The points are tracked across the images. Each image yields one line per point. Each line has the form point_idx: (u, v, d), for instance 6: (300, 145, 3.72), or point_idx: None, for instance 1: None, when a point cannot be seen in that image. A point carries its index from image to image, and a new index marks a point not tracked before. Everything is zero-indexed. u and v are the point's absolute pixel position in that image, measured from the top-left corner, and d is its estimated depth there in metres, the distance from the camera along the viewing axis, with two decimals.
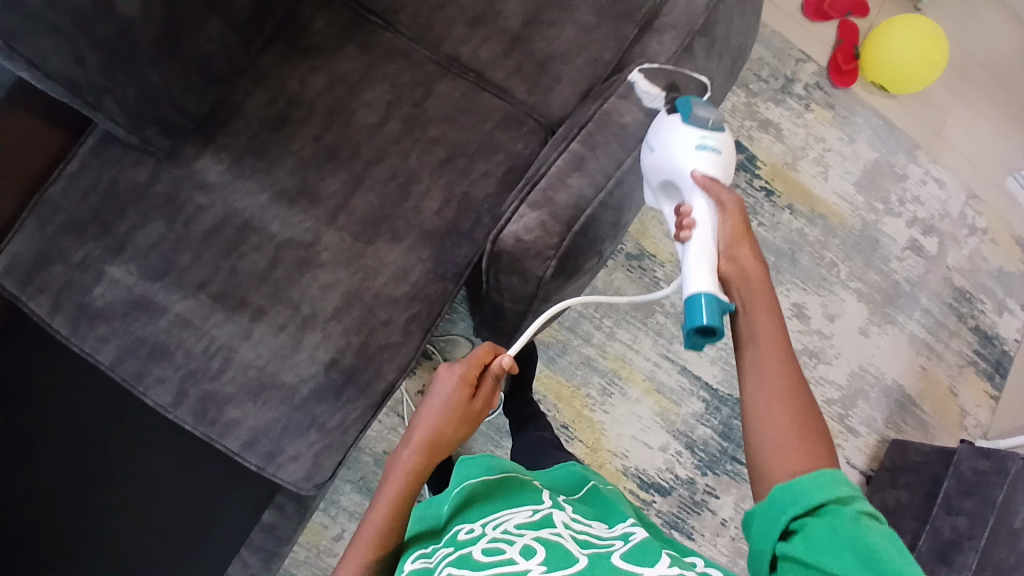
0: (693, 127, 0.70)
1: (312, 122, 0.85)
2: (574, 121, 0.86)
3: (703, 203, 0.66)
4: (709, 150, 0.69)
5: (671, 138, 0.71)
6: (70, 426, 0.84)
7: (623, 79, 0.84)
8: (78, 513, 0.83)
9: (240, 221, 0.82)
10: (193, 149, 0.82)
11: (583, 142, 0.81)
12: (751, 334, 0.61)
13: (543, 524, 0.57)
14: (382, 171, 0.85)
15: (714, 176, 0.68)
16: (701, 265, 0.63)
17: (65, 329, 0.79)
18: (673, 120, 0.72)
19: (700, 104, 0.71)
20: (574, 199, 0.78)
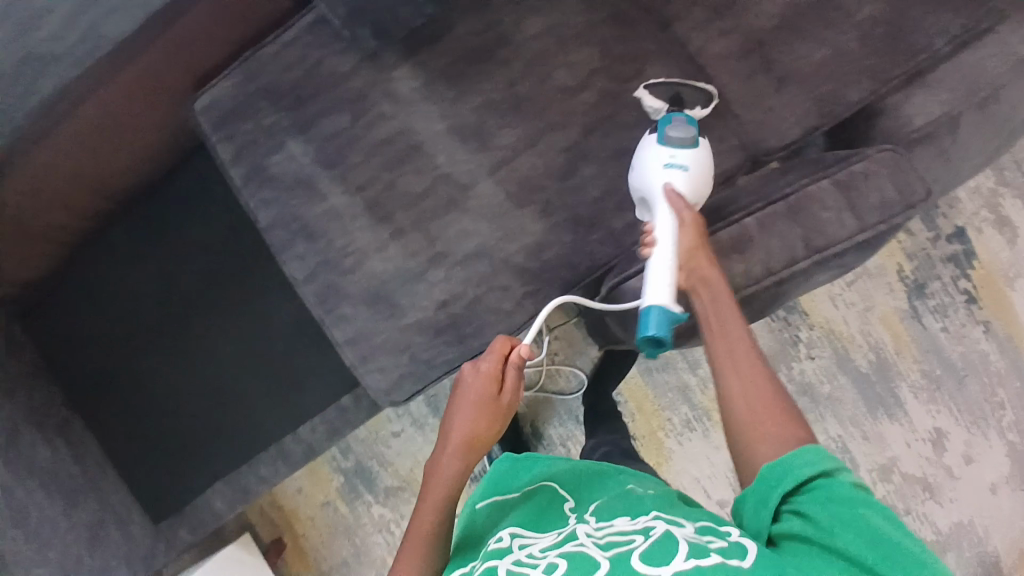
0: (665, 145, 0.69)
1: (511, 66, 0.82)
2: (773, 179, 0.71)
3: (663, 218, 0.65)
4: (679, 169, 0.68)
5: (648, 170, 0.69)
6: (215, 253, 0.96)
7: (855, 160, 0.67)
8: (201, 323, 0.97)
9: (411, 141, 0.83)
10: (394, 55, 0.83)
11: (785, 206, 0.65)
12: (713, 331, 0.60)
13: (567, 542, 0.55)
14: (559, 139, 0.81)
15: (690, 193, 0.68)
16: (656, 274, 0.61)
17: (240, 179, 0.86)
18: (648, 148, 0.71)
19: (674, 124, 0.70)
20: (747, 263, 0.64)
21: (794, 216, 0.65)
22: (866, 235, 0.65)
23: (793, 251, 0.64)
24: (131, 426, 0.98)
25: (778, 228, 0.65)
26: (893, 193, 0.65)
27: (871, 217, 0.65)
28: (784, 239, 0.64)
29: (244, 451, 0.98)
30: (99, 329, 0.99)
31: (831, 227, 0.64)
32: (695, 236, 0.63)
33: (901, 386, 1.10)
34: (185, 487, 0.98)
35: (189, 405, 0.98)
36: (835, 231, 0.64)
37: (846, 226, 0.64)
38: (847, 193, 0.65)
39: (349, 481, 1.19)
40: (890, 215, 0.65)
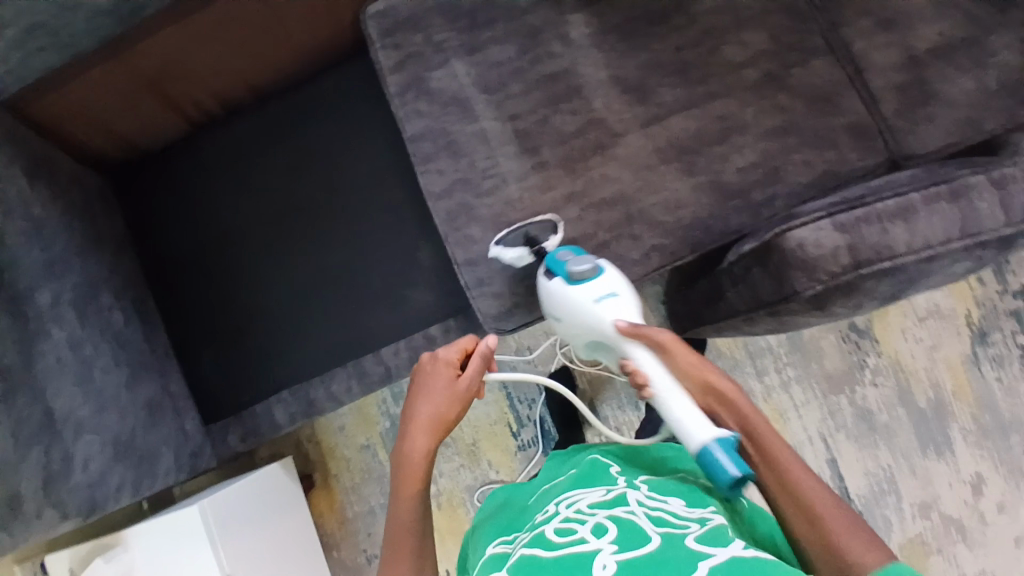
0: (580, 287, 0.76)
1: (682, 33, 0.86)
2: (925, 174, 0.74)
3: (643, 355, 0.70)
4: (609, 296, 0.75)
5: (573, 306, 0.76)
6: (342, 165, 0.99)
7: (1006, 165, 0.72)
8: (307, 227, 0.99)
9: (573, 83, 0.86)
10: (572, 4, 0.88)
11: (946, 190, 0.69)
12: (764, 453, 0.62)
13: (617, 505, 0.58)
14: (715, 108, 0.85)
15: (632, 314, 0.75)
16: (690, 414, 0.65)
17: (396, 87, 0.88)
18: (561, 288, 0.77)
19: (569, 260, 0.77)
20: (910, 232, 0.66)
21: (955, 200, 0.68)
22: (1011, 230, 0.67)
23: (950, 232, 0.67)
24: (217, 315, 0.99)
25: (938, 209, 0.68)
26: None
27: (1021, 216, 0.67)
28: (944, 219, 0.67)
29: (317, 364, 0.98)
30: (205, 215, 1.00)
31: (988, 217, 0.67)
32: (693, 356, 0.69)
33: (953, 426, 1.13)
34: (259, 386, 0.98)
35: (274, 304, 0.98)
36: (992, 222, 0.67)
37: (996, 217, 0.67)
38: (1007, 189, 0.68)
39: (393, 427, 1.18)
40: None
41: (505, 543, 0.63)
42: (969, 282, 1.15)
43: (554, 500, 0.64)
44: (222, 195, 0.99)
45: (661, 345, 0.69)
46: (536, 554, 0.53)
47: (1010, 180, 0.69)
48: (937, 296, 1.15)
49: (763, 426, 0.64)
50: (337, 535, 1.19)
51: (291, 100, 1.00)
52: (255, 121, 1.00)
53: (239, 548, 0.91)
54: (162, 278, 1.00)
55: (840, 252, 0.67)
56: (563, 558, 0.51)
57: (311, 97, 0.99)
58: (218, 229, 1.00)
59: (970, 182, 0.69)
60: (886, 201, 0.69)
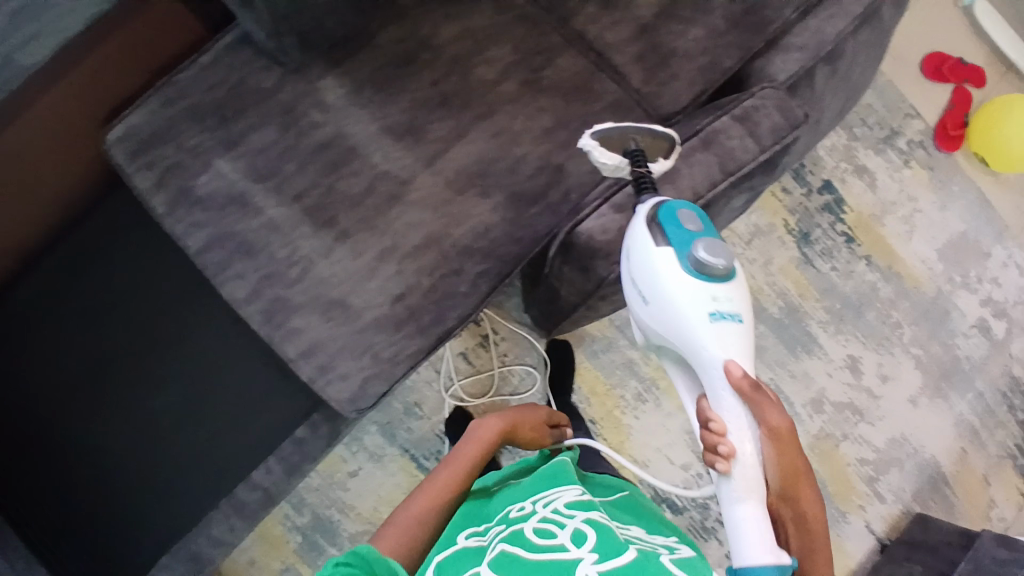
0: (699, 279, 0.65)
1: (434, 66, 0.87)
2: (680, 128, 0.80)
3: (742, 421, 0.63)
4: (727, 318, 0.65)
5: (675, 300, 0.65)
6: (147, 299, 0.93)
7: (746, 98, 0.77)
8: (128, 375, 0.91)
9: (346, 144, 0.84)
10: (318, 68, 0.85)
11: (698, 138, 0.74)
12: (803, 563, 0.61)
13: (592, 512, 0.62)
14: (488, 127, 0.87)
15: (741, 355, 0.65)
16: (753, 525, 0.61)
17: (164, 206, 0.82)
18: (661, 264, 0.66)
19: (695, 237, 0.65)
20: (679, 190, 0.72)
21: (708, 145, 0.73)
22: (766, 155, 0.74)
23: (714, 175, 0.73)
24: (60, 503, 0.88)
25: (696, 158, 0.73)
26: (781, 115, 0.75)
27: (769, 139, 0.74)
28: (704, 167, 0.73)
29: (189, 511, 0.90)
30: (12, 403, 0.90)
31: (738, 150, 0.74)
32: (796, 460, 0.62)
33: (811, 324, 1.22)
34: (134, 560, 0.88)
35: (122, 469, 0.89)
36: (743, 155, 0.74)
37: (749, 148, 0.74)
38: (747, 117, 0.74)
39: (306, 538, 1.12)
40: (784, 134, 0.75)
41: (475, 534, 0.65)
42: (775, 195, 1.24)
43: (530, 501, 0.67)
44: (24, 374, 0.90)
45: (769, 428, 0.62)
46: (516, 551, 0.56)
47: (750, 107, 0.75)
48: (754, 217, 1.24)
49: (826, 545, 0.61)
50: None
51: (62, 253, 0.92)
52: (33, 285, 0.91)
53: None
54: None
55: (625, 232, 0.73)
56: (545, 560, 0.54)
57: (84, 243, 0.93)
58: (32, 412, 0.90)
59: (716, 126, 0.75)
60: None
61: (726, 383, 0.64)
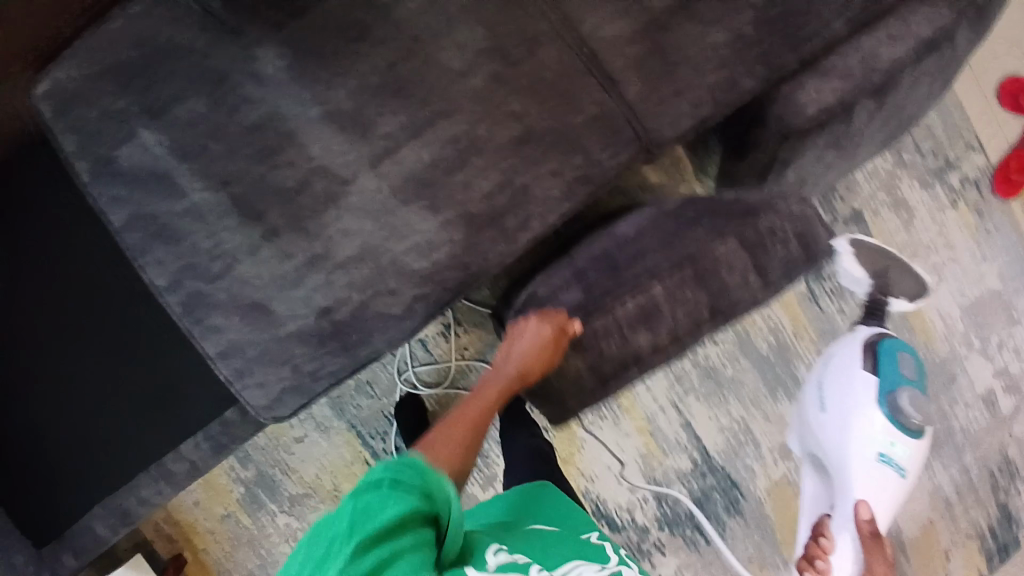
0: (891, 423, 0.93)
1: (390, 44, 0.74)
2: (669, 231, 0.80)
3: (850, 552, 0.95)
4: (888, 464, 0.93)
5: (858, 443, 0.94)
6: (77, 261, 0.87)
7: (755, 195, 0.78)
8: (59, 335, 0.87)
9: (282, 129, 0.75)
10: (258, 31, 0.72)
11: (693, 270, 0.77)
12: None
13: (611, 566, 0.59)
14: (445, 128, 0.75)
15: (880, 499, 0.94)
16: None
17: (88, 174, 0.77)
18: (867, 400, 0.94)
19: (904, 390, 0.93)
20: (654, 332, 0.79)
21: (700, 280, 0.77)
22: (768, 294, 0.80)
23: (699, 310, 0.79)
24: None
25: (685, 295, 0.78)
26: (790, 249, 0.79)
27: (776, 275, 0.80)
28: (689, 306, 0.78)
29: (114, 477, 0.88)
30: None
31: (728, 291, 0.79)
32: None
33: (799, 366, 1.12)
34: (54, 517, 0.88)
35: (50, 429, 0.87)
36: (735, 295, 0.79)
37: (751, 287, 0.79)
38: (752, 255, 0.78)
39: (250, 492, 1.11)
40: (775, 273, 0.80)
41: (502, 551, 0.57)
42: None
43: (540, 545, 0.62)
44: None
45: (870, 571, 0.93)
46: None
47: (760, 243, 0.78)
48: None
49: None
50: None
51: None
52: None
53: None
54: None
55: (583, 374, 0.82)
56: None
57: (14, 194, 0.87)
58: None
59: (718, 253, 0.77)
60: (632, 301, 0.77)
61: (851, 511, 0.95)
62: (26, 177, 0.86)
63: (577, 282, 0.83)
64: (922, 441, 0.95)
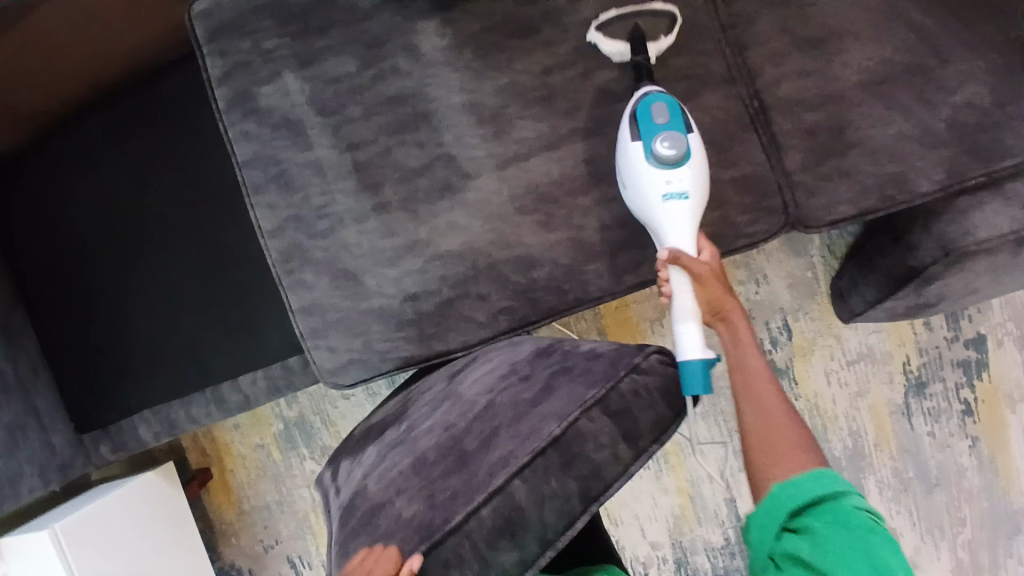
0: (657, 169, 0.65)
1: (552, 51, 0.71)
2: (528, 395, 0.59)
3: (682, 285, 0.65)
4: (676, 200, 0.65)
5: (636, 191, 0.66)
6: (194, 178, 0.89)
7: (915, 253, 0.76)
8: (160, 243, 0.89)
9: (421, 107, 0.73)
10: (425, 6, 0.72)
11: (558, 456, 0.54)
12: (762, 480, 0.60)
13: None
14: (583, 148, 0.72)
15: (685, 234, 0.65)
16: (689, 334, 0.63)
17: (224, 102, 0.75)
18: (638, 154, 0.66)
19: (663, 133, 0.65)
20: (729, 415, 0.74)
21: (569, 468, 0.54)
22: None
23: (572, 512, 0.54)
24: (68, 335, 0.91)
25: (547, 489, 0.53)
26: (661, 411, 0.58)
27: None
28: (560, 506, 0.53)
29: (175, 390, 0.90)
30: (57, 225, 0.90)
31: (602, 474, 0.55)
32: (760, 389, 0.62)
33: (869, 478, 1.03)
34: (111, 410, 0.91)
35: (131, 329, 0.90)
36: (609, 475, 0.56)
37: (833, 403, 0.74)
38: (619, 424, 0.56)
39: (286, 432, 1.13)
40: (666, 432, 0.58)
41: None
42: (912, 324, 1.02)
43: None
44: (70, 203, 0.90)
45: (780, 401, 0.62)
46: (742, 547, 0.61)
47: (626, 405, 0.56)
48: (874, 338, 1.02)
49: None
50: (235, 525, 1.16)
51: (140, 98, 0.89)
52: (99, 127, 0.89)
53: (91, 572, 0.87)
54: (22, 295, 0.92)
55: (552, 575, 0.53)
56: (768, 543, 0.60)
57: (153, 99, 0.88)
58: (65, 241, 0.90)
59: None
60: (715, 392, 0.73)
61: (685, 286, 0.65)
62: (170, 86, 0.88)
63: (414, 482, 0.58)
64: (700, 163, 0.66)
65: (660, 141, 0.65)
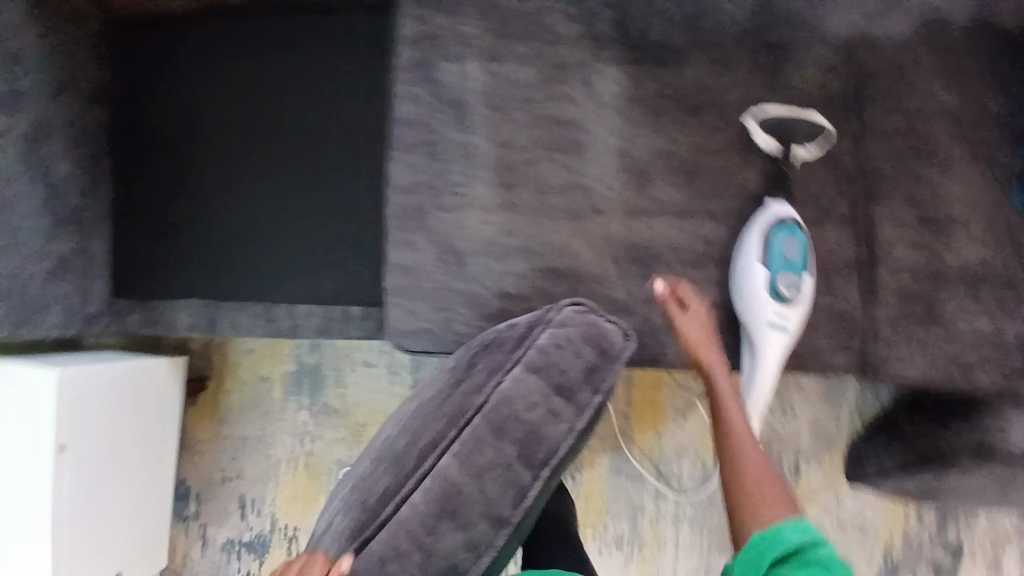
0: (771, 300, 0.71)
1: (709, 137, 0.78)
2: (455, 386, 0.62)
3: (759, 291, 0.72)
4: (778, 333, 0.72)
5: (743, 311, 0.73)
6: (325, 109, 0.92)
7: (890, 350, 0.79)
8: (268, 155, 0.92)
9: (580, 137, 0.79)
10: (614, 53, 0.78)
11: (485, 424, 0.54)
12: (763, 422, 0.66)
13: None
14: (706, 229, 0.78)
15: (773, 359, 0.72)
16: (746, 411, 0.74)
17: (405, 63, 0.81)
18: (758, 275, 0.72)
19: (785, 265, 0.72)
20: None
21: (501, 434, 0.54)
22: None
23: (519, 477, 0.53)
24: (149, 201, 0.94)
25: (484, 460, 0.53)
26: (588, 358, 0.58)
27: None
28: (499, 477, 0.53)
29: (224, 292, 0.92)
30: (177, 102, 0.93)
31: (546, 435, 0.55)
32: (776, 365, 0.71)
33: None
34: (156, 286, 0.93)
35: (209, 222, 0.92)
36: (552, 434, 0.55)
37: None
38: (547, 381, 0.56)
39: (296, 375, 1.14)
40: (601, 382, 0.58)
41: None
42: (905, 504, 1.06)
43: None
44: (201, 89, 0.93)
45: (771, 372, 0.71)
46: None
47: (549, 361, 0.57)
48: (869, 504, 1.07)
49: None
50: (204, 444, 1.14)
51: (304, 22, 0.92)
52: (259, 30, 0.93)
53: (86, 432, 0.88)
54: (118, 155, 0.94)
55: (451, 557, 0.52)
56: None
57: (317, 28, 0.92)
58: (192, 121, 0.94)
59: None
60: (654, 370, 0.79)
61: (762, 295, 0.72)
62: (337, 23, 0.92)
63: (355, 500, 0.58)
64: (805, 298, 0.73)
65: (775, 278, 0.72)
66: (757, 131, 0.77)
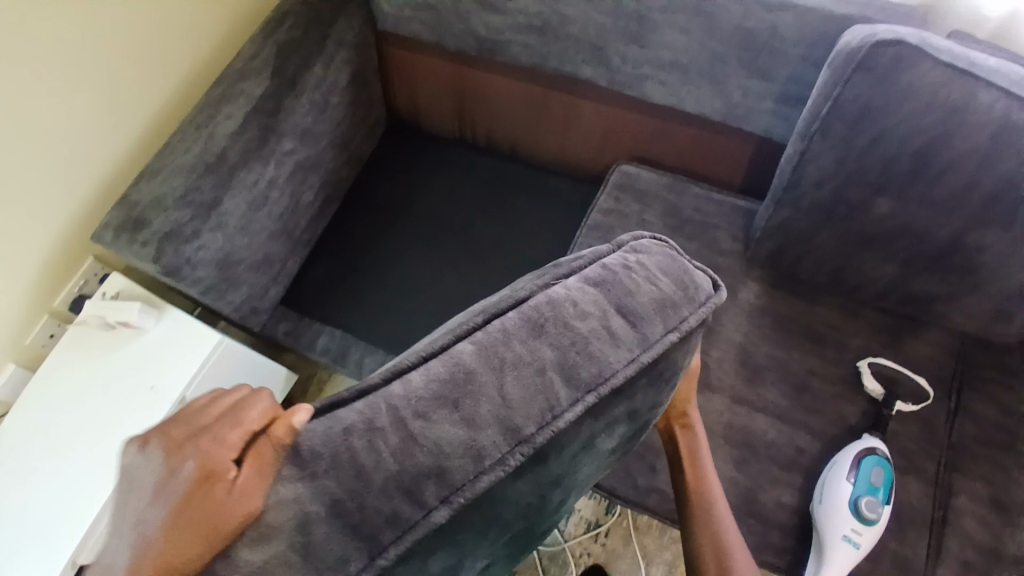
0: (850, 517, 0.78)
1: (821, 365, 0.92)
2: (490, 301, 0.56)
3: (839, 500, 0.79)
4: (848, 548, 0.77)
5: (821, 516, 0.80)
6: (512, 235, 1.21)
7: None
8: (457, 249, 1.20)
9: (713, 324, 0.95)
10: (758, 276, 0.99)
11: (522, 321, 0.48)
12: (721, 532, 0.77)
13: None
14: (800, 438, 0.87)
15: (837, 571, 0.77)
16: None
17: (594, 223, 1.05)
18: (842, 489, 0.80)
19: (869, 491, 0.79)
20: None
21: (540, 333, 0.48)
22: None
23: (554, 390, 0.46)
24: (359, 248, 1.23)
25: (509, 356, 0.46)
26: (665, 288, 0.52)
27: None
28: (527, 376, 0.46)
29: (378, 330, 1.14)
30: (413, 192, 1.28)
31: (597, 355, 0.48)
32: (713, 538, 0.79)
33: None
34: (332, 306, 1.18)
35: (393, 277, 1.19)
36: (606, 357, 0.48)
37: None
38: (607, 294, 0.50)
39: None
40: (678, 320, 0.51)
41: None
42: None
43: None
44: (433, 190, 1.28)
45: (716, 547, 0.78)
46: None
47: (615, 280, 0.52)
48: None
49: None
50: None
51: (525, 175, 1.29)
52: (490, 170, 1.30)
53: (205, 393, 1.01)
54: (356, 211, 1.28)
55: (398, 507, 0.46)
56: None
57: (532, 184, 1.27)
58: (416, 205, 1.27)
59: None
60: None
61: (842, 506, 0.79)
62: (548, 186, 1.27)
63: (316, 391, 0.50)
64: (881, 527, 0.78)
65: (858, 500, 0.78)
66: (865, 371, 0.90)
